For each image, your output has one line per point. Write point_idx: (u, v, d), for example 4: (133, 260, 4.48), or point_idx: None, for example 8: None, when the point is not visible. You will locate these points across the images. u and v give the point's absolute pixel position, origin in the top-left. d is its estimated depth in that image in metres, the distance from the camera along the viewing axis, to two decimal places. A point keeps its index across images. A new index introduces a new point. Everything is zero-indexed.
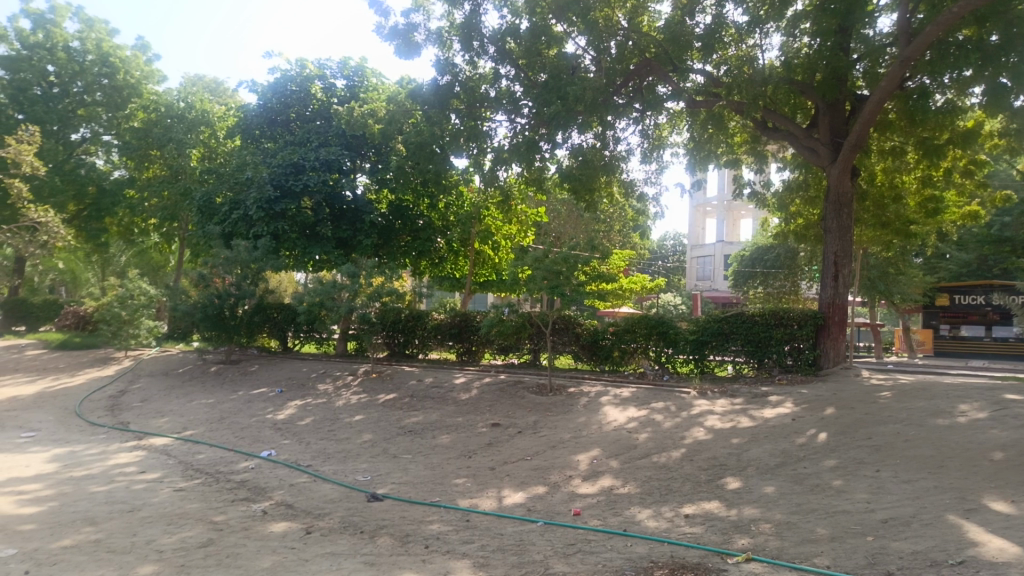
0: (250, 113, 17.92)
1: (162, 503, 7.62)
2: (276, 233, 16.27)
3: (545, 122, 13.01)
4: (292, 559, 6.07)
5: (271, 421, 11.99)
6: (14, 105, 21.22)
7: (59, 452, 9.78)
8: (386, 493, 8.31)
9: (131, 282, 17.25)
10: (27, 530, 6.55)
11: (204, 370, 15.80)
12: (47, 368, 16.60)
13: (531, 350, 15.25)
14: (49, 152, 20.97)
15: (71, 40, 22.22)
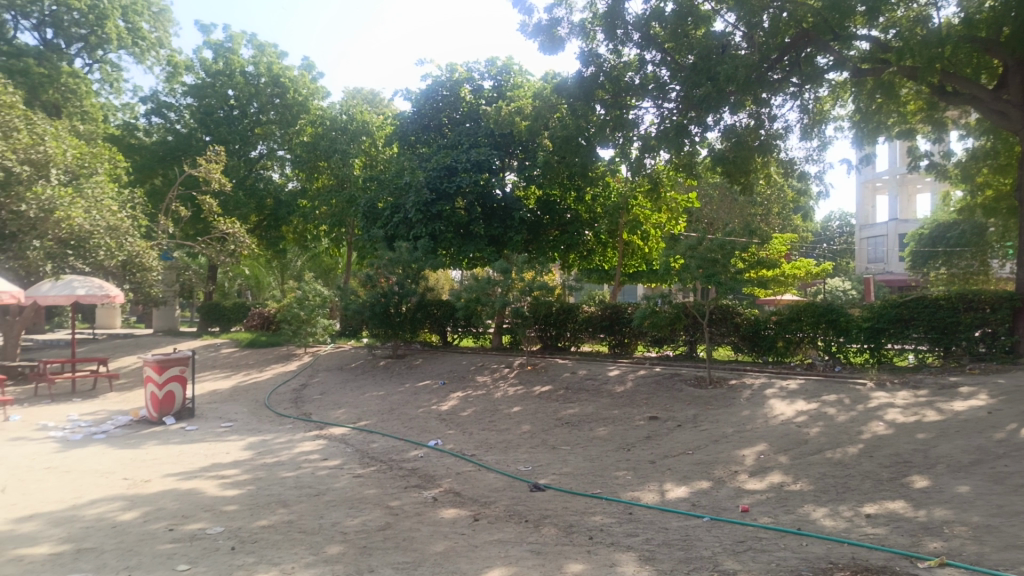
0: (405, 121, 18.81)
1: (343, 488, 8.20)
2: (434, 233, 16.98)
3: (695, 105, 12.57)
4: (463, 544, 6.32)
5: (436, 412, 12.53)
6: (202, 129, 23.69)
7: (253, 441, 10.80)
8: (548, 483, 8.43)
9: (306, 284, 18.81)
10: (231, 510, 7.30)
11: (374, 364, 16.79)
12: (240, 365, 18.36)
13: (687, 343, 14.83)
14: (232, 169, 23.27)
15: (247, 65, 24.29)
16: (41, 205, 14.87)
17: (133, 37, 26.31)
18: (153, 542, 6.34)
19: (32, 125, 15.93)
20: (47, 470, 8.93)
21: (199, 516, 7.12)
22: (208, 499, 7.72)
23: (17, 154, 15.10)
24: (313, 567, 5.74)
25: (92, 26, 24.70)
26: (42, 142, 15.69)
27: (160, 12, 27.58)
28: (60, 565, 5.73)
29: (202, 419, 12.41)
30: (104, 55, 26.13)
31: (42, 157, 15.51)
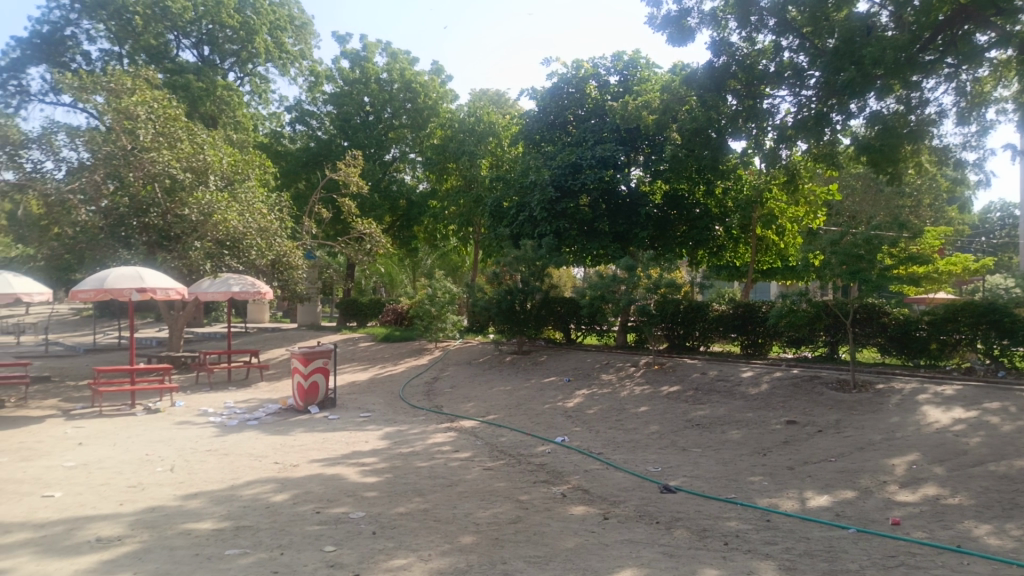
0: (531, 120, 18.96)
1: (475, 480, 8.40)
2: (558, 231, 17.06)
3: (837, 92, 11.86)
4: (594, 542, 6.30)
5: (562, 408, 12.57)
6: (341, 135, 24.88)
7: (389, 431, 11.29)
8: (679, 485, 8.24)
9: (436, 282, 19.49)
10: (371, 496, 7.65)
11: (500, 360, 17.05)
12: (376, 358, 19.21)
13: (828, 344, 14.06)
14: (369, 173, 24.32)
15: (381, 72, 25.36)
16: (201, 209, 16.21)
17: (278, 51, 28.12)
18: (302, 523, 6.75)
19: (193, 136, 17.41)
20: (208, 452, 9.73)
21: (342, 500, 7.52)
22: (350, 484, 8.13)
23: (181, 163, 16.55)
24: (448, 555, 5.91)
25: (242, 42, 26.61)
26: (202, 151, 17.11)
27: (302, 26, 29.35)
28: (222, 540, 6.23)
29: (342, 409, 13.10)
30: (253, 68, 28.10)
31: (202, 165, 16.92)
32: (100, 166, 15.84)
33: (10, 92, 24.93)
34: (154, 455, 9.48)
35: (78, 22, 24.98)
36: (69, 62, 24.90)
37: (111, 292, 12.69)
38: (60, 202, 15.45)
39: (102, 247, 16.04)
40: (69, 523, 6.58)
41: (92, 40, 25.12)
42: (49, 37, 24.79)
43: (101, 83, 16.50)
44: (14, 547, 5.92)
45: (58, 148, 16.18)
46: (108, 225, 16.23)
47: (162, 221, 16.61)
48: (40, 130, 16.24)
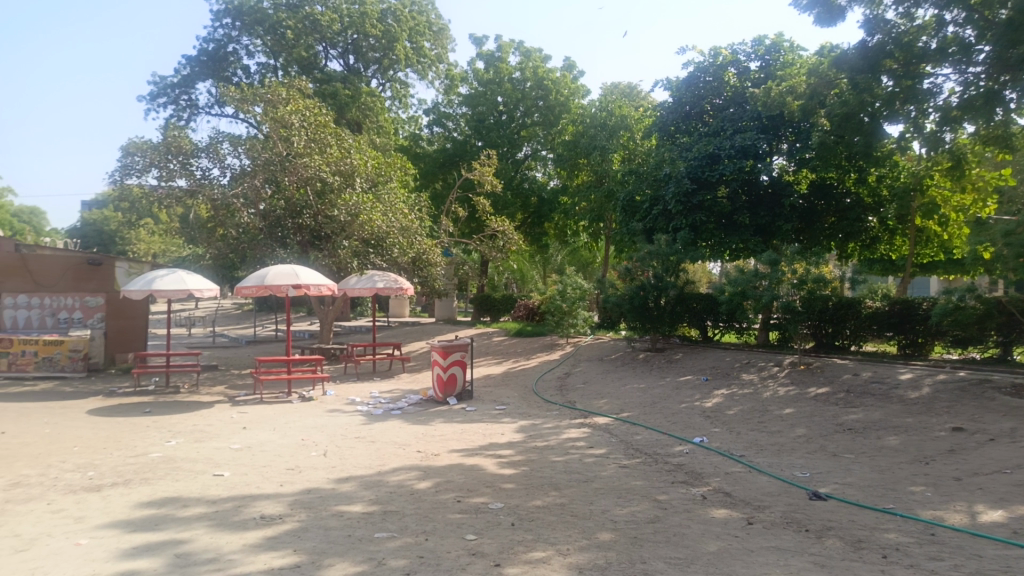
0: (665, 111, 18.53)
1: (611, 477, 8.35)
2: (694, 225, 16.62)
3: (1011, 66, 10.75)
4: (738, 547, 6.08)
5: (700, 408, 12.23)
6: (476, 135, 25.48)
7: (524, 424, 11.44)
8: (829, 492, 7.79)
9: (568, 278, 19.54)
10: (509, 488, 7.79)
11: (634, 357, 16.81)
12: (509, 353, 19.52)
13: (1001, 344, 12.79)
14: (502, 171, 24.80)
15: (514, 71, 25.69)
16: (349, 210, 17.13)
17: (416, 56, 29.19)
18: (445, 511, 6.99)
19: (341, 141, 18.33)
20: (356, 439, 10.29)
21: (481, 490, 7.71)
22: (488, 475, 8.32)
23: (330, 167, 17.53)
24: (587, 551, 5.90)
25: (384, 49, 27.85)
26: (348, 155, 17.98)
27: (439, 31, 30.33)
28: (371, 523, 6.57)
29: (479, 401, 13.43)
30: (394, 74, 29.29)
31: (349, 168, 17.83)
32: (259, 172, 17.28)
33: (182, 106, 27.47)
34: (308, 440, 10.15)
35: (239, 39, 27.06)
36: (231, 76, 26.99)
37: (271, 288, 13.70)
38: (225, 205, 17.22)
39: (261, 246, 17.39)
40: (238, 500, 7.17)
41: (251, 56, 27.14)
42: (215, 55, 27.05)
43: (260, 95, 17.69)
44: (192, 519, 6.53)
45: (224, 156, 17.65)
46: (267, 227, 17.59)
47: (314, 221, 17.82)
48: (208, 140, 17.78)
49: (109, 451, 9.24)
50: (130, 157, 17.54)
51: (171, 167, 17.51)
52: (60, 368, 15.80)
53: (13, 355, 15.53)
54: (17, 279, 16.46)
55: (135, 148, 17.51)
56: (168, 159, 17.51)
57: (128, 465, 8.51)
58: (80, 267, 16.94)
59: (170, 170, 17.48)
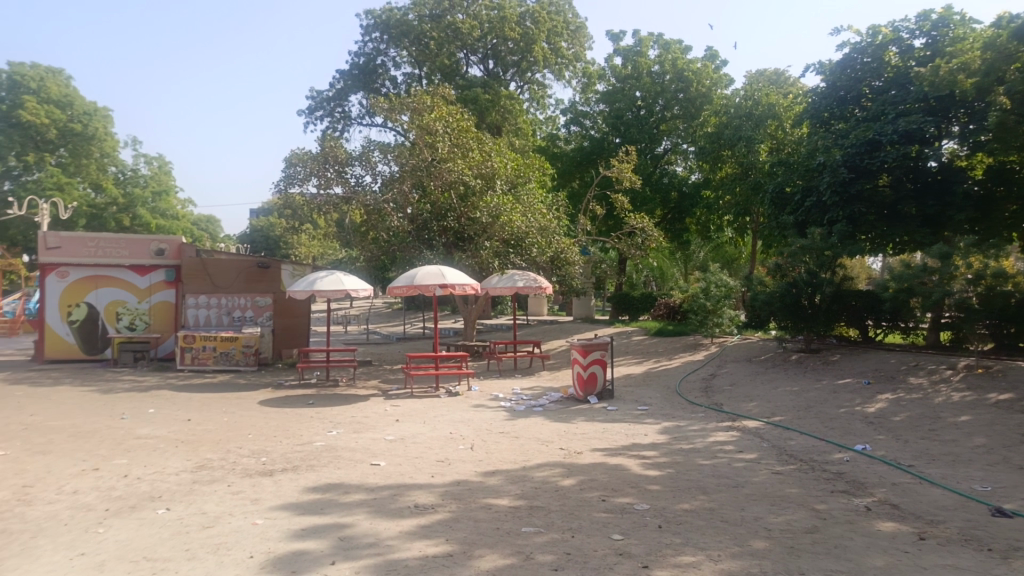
0: (817, 97, 17.46)
1: (763, 483, 8.00)
2: (852, 216, 15.59)
3: None
4: (908, 563, 5.63)
5: (861, 413, 11.45)
6: (614, 131, 25.27)
7: (669, 426, 11.21)
8: (1016, 510, 7.03)
9: (713, 275, 18.96)
10: (655, 490, 7.67)
11: (785, 358, 15.98)
12: (650, 352, 19.20)
13: None
14: (642, 167, 24.47)
15: (653, 65, 25.19)
16: (491, 211, 17.65)
17: (554, 56, 29.38)
18: (590, 509, 6.99)
19: (483, 145, 18.78)
20: (501, 434, 10.52)
21: (626, 491, 7.64)
22: (633, 476, 8.23)
23: (472, 170, 17.98)
24: (739, 558, 5.70)
25: (523, 52, 28.28)
26: (489, 158, 18.37)
27: (576, 29, 30.37)
28: (519, 518, 6.69)
29: (621, 401, 13.31)
30: (532, 76, 29.65)
31: (490, 171, 18.18)
32: (407, 177, 18.08)
33: (337, 118, 29.28)
34: (456, 434, 10.50)
35: (387, 51, 28.46)
36: (380, 87, 28.45)
37: (419, 288, 14.27)
38: (377, 209, 18.31)
39: (411, 248, 18.25)
40: (393, 489, 7.55)
41: (397, 66, 28.46)
42: (365, 68, 28.64)
43: (407, 104, 18.41)
44: (353, 505, 6.95)
45: (375, 163, 18.62)
46: (415, 230, 18.40)
47: (458, 224, 18.39)
48: (361, 148, 18.81)
49: (278, 439, 10.02)
50: (293, 167, 18.96)
51: (328, 176, 18.70)
52: (236, 362, 17.36)
53: (196, 350, 17.13)
54: (196, 283, 18.17)
55: (297, 159, 18.86)
56: (326, 168, 18.69)
57: (294, 452, 9.19)
58: (250, 270, 18.49)
59: (328, 178, 18.68)
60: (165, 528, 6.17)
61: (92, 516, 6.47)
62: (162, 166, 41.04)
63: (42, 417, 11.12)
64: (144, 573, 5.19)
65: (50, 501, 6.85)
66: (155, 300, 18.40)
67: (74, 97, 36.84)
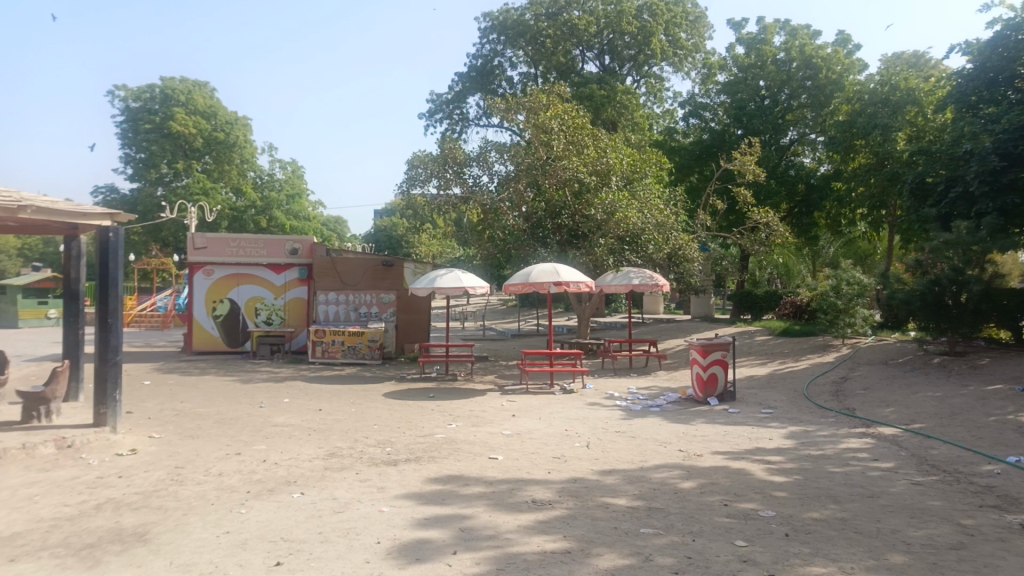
0: (964, 79, 16.09)
1: (902, 494, 7.48)
2: (1004, 208, 14.33)
3: None
4: None
5: (1014, 423, 10.47)
6: (735, 123, 24.43)
7: (795, 430, 10.72)
8: None
9: (845, 272, 17.88)
10: (781, 496, 7.36)
11: (926, 362, 14.86)
12: (774, 353, 18.40)
13: None
14: (766, 159, 23.53)
15: (778, 52, 24.14)
16: (605, 209, 17.45)
17: (673, 49, 28.73)
18: (712, 513, 6.80)
19: (598, 141, 18.64)
20: (618, 433, 10.43)
21: (750, 496, 7.38)
22: (758, 481, 7.93)
23: (587, 167, 17.92)
24: (875, 573, 5.37)
25: (640, 45, 27.85)
26: (605, 155, 18.18)
27: (696, 20, 29.59)
28: (638, 518, 6.61)
29: (743, 403, 12.85)
30: (650, 70, 29.17)
31: (605, 168, 18.01)
32: (522, 176, 18.18)
33: (455, 120, 29.96)
34: (572, 431, 10.51)
35: (504, 52, 28.84)
36: (497, 88, 28.88)
37: (534, 286, 14.35)
38: (493, 209, 18.64)
39: (526, 246, 18.29)
40: (511, 483, 7.66)
41: (514, 66, 28.77)
42: (483, 69, 29.16)
43: (523, 103, 18.59)
44: (473, 498, 7.11)
45: (492, 163, 18.94)
46: (529, 228, 18.46)
47: (572, 221, 18.36)
48: (478, 149, 19.19)
49: (401, 430, 10.41)
50: (415, 169, 19.58)
51: (447, 176, 19.17)
52: (361, 355, 18.16)
53: (326, 343, 18.10)
54: (328, 280, 19.28)
55: (418, 161, 19.49)
56: (445, 169, 19.18)
57: (417, 444, 9.52)
58: (375, 268, 19.29)
59: (447, 179, 19.15)
60: (300, 511, 6.56)
61: (235, 497, 6.97)
62: (294, 170, 43.53)
63: (191, 403, 12.10)
64: (282, 553, 5.54)
65: (199, 481, 7.44)
66: (290, 297, 19.60)
67: (217, 108, 39.80)
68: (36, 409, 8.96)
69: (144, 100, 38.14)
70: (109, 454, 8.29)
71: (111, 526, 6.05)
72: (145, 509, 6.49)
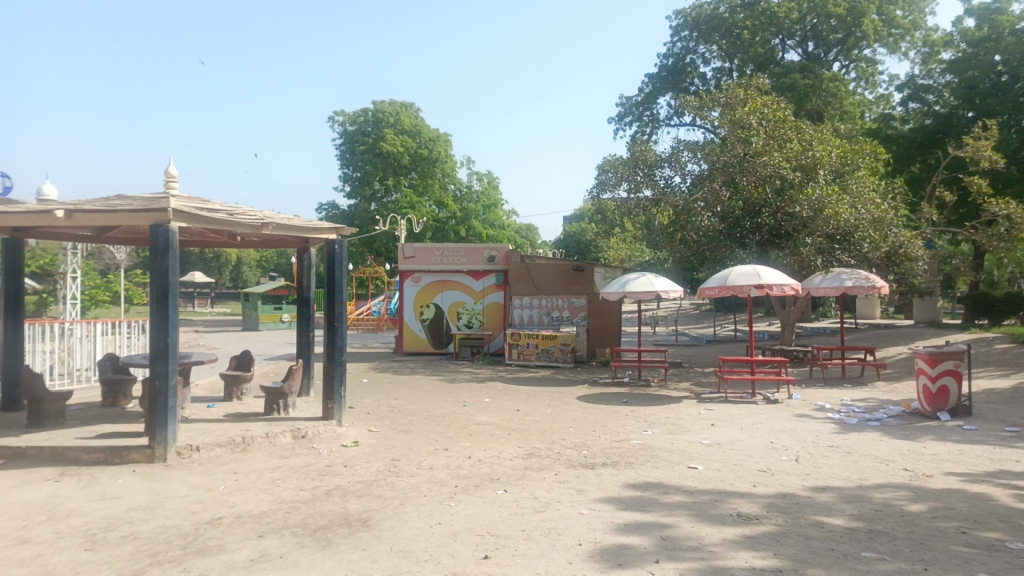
0: None
1: None
2: None
3: None
4: None
5: None
6: (965, 105, 21.73)
7: None
8: None
9: None
10: None
11: None
12: (1019, 363, 16.08)
13: None
14: (1005, 144, 20.67)
15: (1018, 22, 21.19)
16: (812, 205, 16.29)
17: (887, 28, 26.30)
18: (946, 541, 6.08)
19: (802, 134, 17.48)
20: (830, 448, 9.67)
21: (993, 524, 6.50)
22: (1002, 507, 6.98)
23: (791, 162, 16.84)
24: None
25: (848, 28, 25.78)
26: (811, 148, 17.05)
27: None
28: (858, 540, 6.08)
29: (981, 419, 11.37)
30: (860, 53, 26.98)
31: (811, 161, 16.87)
32: (718, 174, 17.66)
33: (646, 121, 29.60)
34: (778, 443, 9.92)
35: (696, 48, 28.10)
36: (690, 86, 28.23)
37: (732, 289, 13.75)
38: (686, 210, 18.08)
39: (722, 247, 17.70)
40: (714, 494, 7.38)
41: (707, 62, 27.95)
42: (674, 68, 28.61)
43: (718, 99, 17.95)
44: (674, 507, 6.94)
45: (684, 163, 18.44)
46: (726, 228, 17.79)
47: (774, 220, 17.24)
48: (670, 150, 18.79)
49: (598, 434, 10.45)
50: (605, 174, 19.60)
51: (637, 179, 18.95)
52: (555, 358, 18.46)
53: (522, 346, 18.65)
54: (522, 285, 19.82)
55: (609, 165, 19.48)
56: (635, 172, 19.04)
57: (614, 448, 9.50)
58: (567, 273, 19.62)
59: (637, 181, 18.94)
60: (504, 508, 6.80)
61: (445, 490, 7.37)
62: (491, 180, 45.37)
63: (403, 401, 13.04)
64: (489, 547, 5.77)
65: (413, 474, 7.97)
66: (488, 301, 20.45)
67: (421, 126, 42.70)
68: (277, 402, 10.10)
69: (360, 124, 42.02)
70: (336, 445, 9.16)
71: (340, 510, 6.66)
72: (368, 497, 7.08)
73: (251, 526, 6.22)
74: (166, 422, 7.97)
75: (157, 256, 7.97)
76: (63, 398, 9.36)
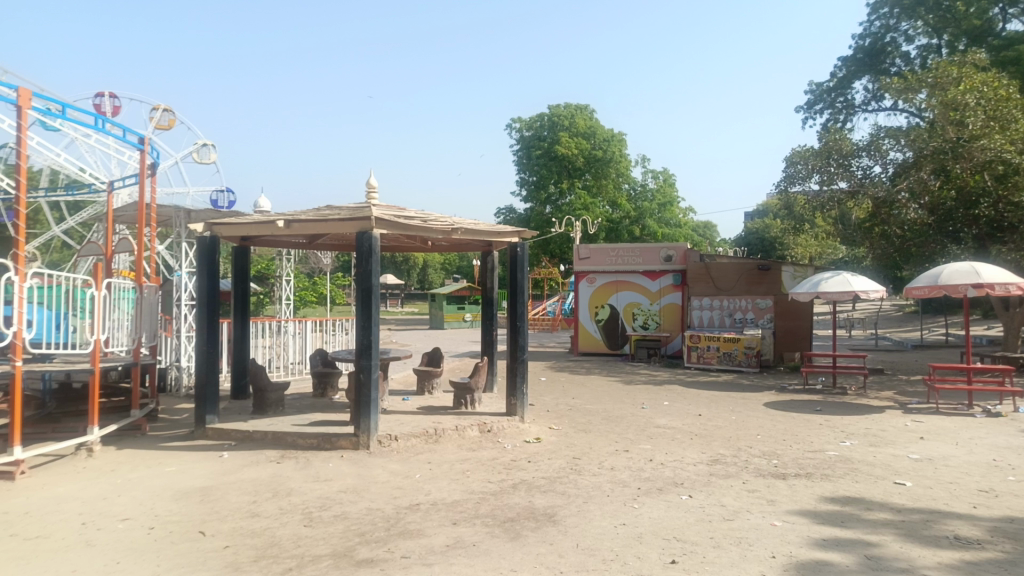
0: None
1: None
2: None
3: None
4: None
5: None
6: None
7: None
8: None
9: None
10: None
11: None
12: None
13: None
14: None
15: None
16: None
17: None
18: None
19: None
20: None
21: None
22: None
23: (1016, 145, 14.72)
24: None
25: None
26: None
27: None
28: None
29: None
30: None
31: None
32: (926, 162, 15.82)
33: (839, 109, 27.58)
34: (1001, 461, 8.84)
35: (898, 26, 25.84)
36: (889, 67, 26.16)
37: (945, 288, 12.42)
38: (888, 201, 16.75)
39: (931, 243, 16.62)
40: (925, 514, 6.74)
41: (910, 40, 25.61)
42: (872, 49, 26.57)
43: (925, 79, 16.32)
44: (878, 524, 6.42)
45: (885, 151, 16.95)
46: (936, 221, 16.46)
47: (994, 211, 15.41)
48: (869, 137, 17.33)
49: (788, 443, 9.91)
50: (794, 166, 18.68)
51: (831, 170, 17.88)
52: (737, 362, 17.66)
53: (701, 348, 18.09)
54: (702, 284, 19.26)
55: (799, 156, 18.52)
56: (828, 163, 17.90)
57: (807, 458, 8.96)
58: (751, 272, 18.65)
59: (831, 172, 17.86)
60: (690, 514, 6.66)
61: (628, 492, 7.36)
62: (667, 178, 44.44)
63: (582, 400, 13.18)
64: (676, 551, 5.69)
65: (595, 473, 8.03)
66: (665, 302, 20.10)
67: (596, 128, 42.80)
68: (464, 397, 10.61)
69: (536, 129, 42.90)
70: (519, 441, 9.46)
71: (526, 504, 6.87)
72: (552, 493, 7.24)
73: (445, 514, 6.59)
74: (369, 412, 8.68)
75: (362, 260, 8.67)
76: (282, 388, 10.47)
